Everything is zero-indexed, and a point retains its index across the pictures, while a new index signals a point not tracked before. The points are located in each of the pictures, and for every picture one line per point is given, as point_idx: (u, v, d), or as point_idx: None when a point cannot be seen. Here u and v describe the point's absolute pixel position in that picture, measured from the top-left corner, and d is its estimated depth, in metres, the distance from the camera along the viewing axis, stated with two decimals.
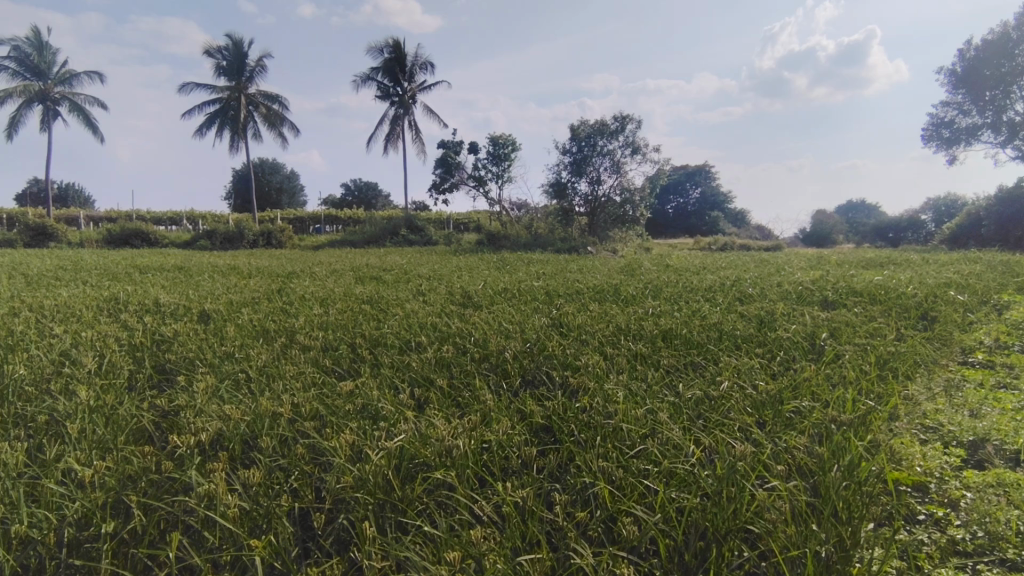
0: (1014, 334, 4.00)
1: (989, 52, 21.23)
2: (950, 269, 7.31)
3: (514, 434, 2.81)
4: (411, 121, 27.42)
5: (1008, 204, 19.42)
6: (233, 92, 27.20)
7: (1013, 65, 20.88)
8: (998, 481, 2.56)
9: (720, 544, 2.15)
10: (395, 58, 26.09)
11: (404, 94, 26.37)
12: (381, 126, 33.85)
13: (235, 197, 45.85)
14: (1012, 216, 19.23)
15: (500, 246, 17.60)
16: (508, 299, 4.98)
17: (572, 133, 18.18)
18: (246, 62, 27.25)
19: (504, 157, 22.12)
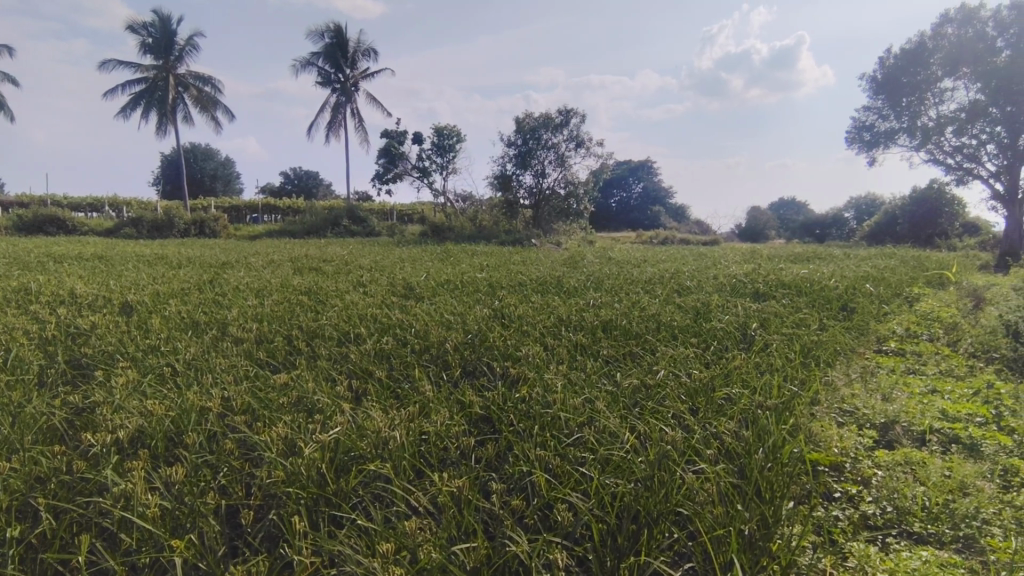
0: (923, 325, 4.33)
1: (906, 61, 20.22)
2: (867, 263, 7.76)
3: (453, 425, 2.80)
4: (354, 110, 26.71)
5: (919, 203, 20.88)
6: (160, 71, 25.71)
7: (928, 73, 19.85)
8: (905, 459, 2.79)
9: (652, 527, 2.22)
10: (338, 45, 25.34)
11: (346, 81, 25.67)
12: (323, 112, 27.39)
13: (164, 184, 43.28)
14: (925, 215, 20.70)
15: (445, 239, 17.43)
16: (450, 291, 4.94)
17: (517, 125, 18.23)
18: (176, 40, 25.85)
19: (448, 148, 21.88)
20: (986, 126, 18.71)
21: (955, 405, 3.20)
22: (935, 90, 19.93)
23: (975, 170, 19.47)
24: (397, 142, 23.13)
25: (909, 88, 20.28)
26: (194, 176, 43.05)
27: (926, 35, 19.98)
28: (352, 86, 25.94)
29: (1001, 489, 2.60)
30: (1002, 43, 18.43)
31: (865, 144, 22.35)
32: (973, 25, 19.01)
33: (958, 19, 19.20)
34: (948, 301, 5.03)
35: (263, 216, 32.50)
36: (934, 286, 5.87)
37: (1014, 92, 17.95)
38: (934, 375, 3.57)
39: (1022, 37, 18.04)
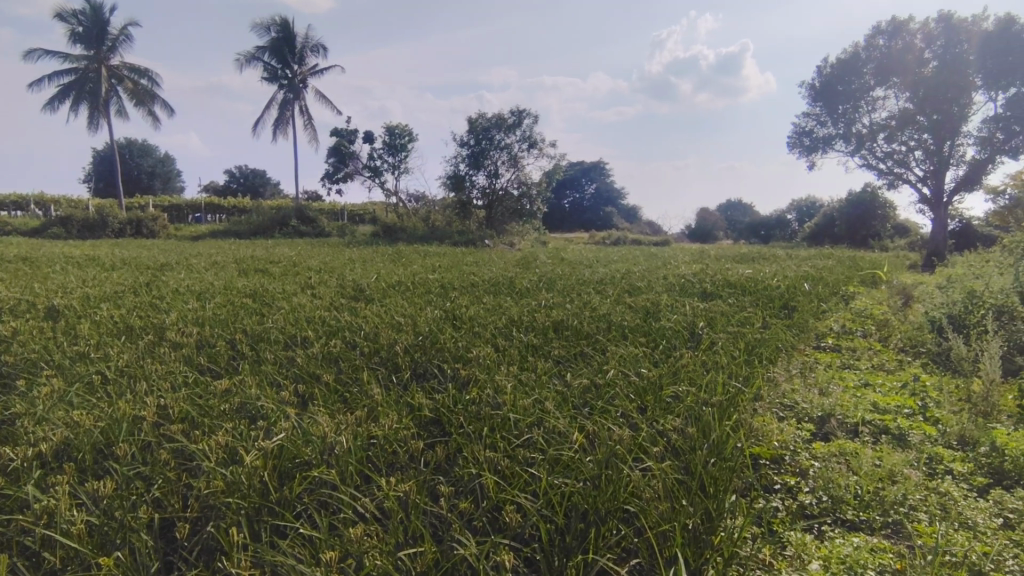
0: (858, 322, 4.56)
1: (841, 71, 21.13)
2: (808, 263, 8.09)
3: (401, 428, 2.74)
4: (303, 107, 26.03)
5: (854, 206, 22.01)
6: (91, 62, 24.41)
7: (862, 82, 20.79)
8: (840, 451, 2.92)
9: (600, 525, 2.24)
10: (285, 39, 24.62)
11: (293, 77, 24.99)
12: (270, 109, 26.55)
13: (98, 180, 40.97)
14: (859, 217, 21.81)
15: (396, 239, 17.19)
16: (402, 292, 4.88)
17: (469, 125, 18.19)
18: (108, 30, 24.59)
19: (400, 147, 21.56)
20: (914, 133, 19.75)
21: (886, 398, 3.37)
22: (868, 98, 20.90)
23: (904, 174, 20.59)
24: (347, 141, 22.64)
25: (845, 96, 21.17)
26: (129, 174, 40.97)
27: (860, 46, 20.92)
28: (300, 82, 25.31)
29: (926, 476, 2.76)
30: (928, 55, 19.46)
31: (804, 149, 23.24)
32: (903, 37, 19.96)
33: (889, 31, 20.13)
34: (880, 299, 5.33)
35: (206, 216, 31.23)
36: (868, 284, 6.19)
37: (940, 102, 19.03)
38: (867, 369, 3.76)
39: (947, 50, 19.07)
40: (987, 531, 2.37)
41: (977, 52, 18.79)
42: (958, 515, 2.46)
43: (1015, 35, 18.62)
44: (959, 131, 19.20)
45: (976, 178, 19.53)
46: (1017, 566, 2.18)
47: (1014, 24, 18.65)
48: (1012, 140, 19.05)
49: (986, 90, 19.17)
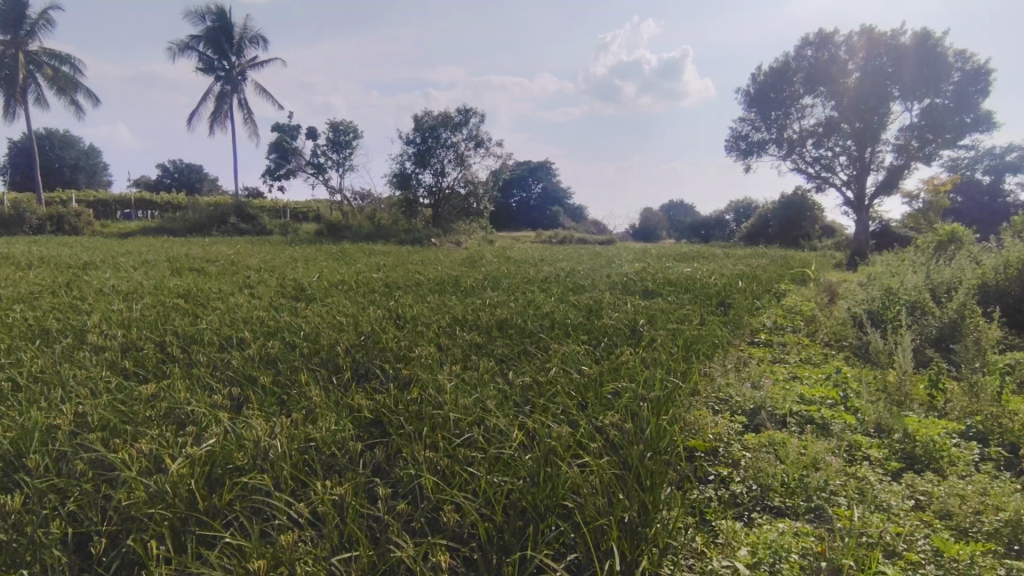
0: (788, 318, 4.81)
1: (772, 79, 21.95)
2: (744, 262, 8.41)
3: (340, 430, 2.68)
4: (242, 100, 25.05)
5: (785, 207, 22.96)
6: (6, 46, 22.78)
7: (792, 90, 21.71)
8: (769, 441, 3.05)
9: (538, 522, 2.26)
10: (220, 28, 23.64)
11: (231, 68, 24.05)
12: (206, 101, 25.42)
13: (13, 173, 38.05)
14: (791, 219, 22.85)
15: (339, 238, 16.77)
16: (344, 292, 4.79)
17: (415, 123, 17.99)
18: (27, 13, 23.02)
19: (344, 143, 21.12)
20: (839, 140, 20.96)
21: (812, 390, 3.56)
22: (798, 105, 21.84)
23: (830, 178, 21.70)
24: (289, 137, 21.93)
25: (777, 103, 22.05)
26: (49, 166, 38.19)
27: (789, 56, 21.85)
28: (239, 75, 24.37)
29: (846, 462, 2.93)
30: (852, 66, 20.60)
31: (740, 153, 23.73)
32: (828, 49, 21.00)
33: (816, 43, 21.13)
34: (809, 296, 5.62)
35: (138, 212, 29.56)
36: (798, 283, 6.50)
37: (862, 111, 20.20)
38: (795, 363, 3.96)
39: (868, 62, 20.24)
40: (900, 513, 2.55)
41: (895, 65, 20.00)
42: (874, 498, 2.63)
43: (931, 50, 19.82)
44: (879, 139, 20.45)
45: (893, 183, 20.91)
46: (926, 545, 2.35)
47: (930, 39, 19.88)
48: (925, 147, 20.53)
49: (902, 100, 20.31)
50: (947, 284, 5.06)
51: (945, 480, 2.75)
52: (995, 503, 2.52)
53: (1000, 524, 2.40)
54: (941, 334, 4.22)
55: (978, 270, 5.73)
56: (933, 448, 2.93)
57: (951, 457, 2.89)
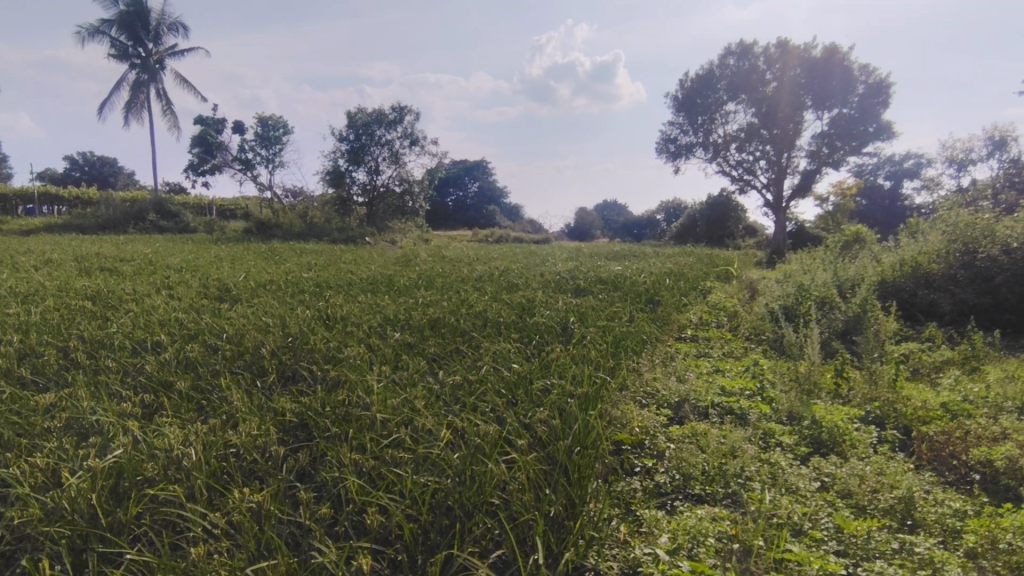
0: (713, 314, 5.06)
1: (698, 85, 22.69)
2: (672, 261, 8.71)
3: (261, 434, 2.59)
4: (160, 90, 23.60)
5: (712, 208, 24.01)
6: None
7: (716, 97, 22.53)
8: (692, 432, 3.18)
9: (466, 521, 2.27)
10: (136, 13, 22.22)
11: (148, 56, 22.65)
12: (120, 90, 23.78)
13: None
14: (717, 219, 23.91)
15: (270, 236, 16.20)
16: (272, 292, 4.64)
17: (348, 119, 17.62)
18: None
19: (275, 139, 20.36)
20: (760, 146, 22.05)
21: (732, 382, 3.76)
22: (722, 111, 22.71)
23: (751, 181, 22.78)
24: (213, 131, 20.85)
25: (703, 108, 22.81)
26: None
27: (713, 64, 22.65)
28: (155, 63, 22.95)
29: (761, 449, 3.11)
30: (769, 76, 21.64)
31: (670, 155, 24.45)
32: (749, 59, 21.97)
33: (737, 52, 22.05)
34: (732, 293, 5.93)
35: (38, 207, 27.35)
36: (721, 280, 6.83)
37: (779, 119, 21.33)
38: (718, 357, 4.18)
39: (784, 72, 21.36)
40: (806, 494, 2.73)
41: (808, 76, 21.27)
42: (784, 482, 2.81)
43: (838, 63, 21.25)
44: (794, 144, 21.71)
45: (808, 187, 22.20)
46: (828, 523, 2.53)
47: (839, 53, 21.24)
48: (834, 154, 21.95)
49: (815, 110, 21.68)
50: (851, 281, 5.47)
51: (848, 462, 2.97)
52: (889, 482, 2.75)
53: (894, 501, 2.62)
54: (846, 327, 4.55)
55: (878, 266, 6.24)
56: (838, 433, 3.16)
57: (853, 440, 3.12)
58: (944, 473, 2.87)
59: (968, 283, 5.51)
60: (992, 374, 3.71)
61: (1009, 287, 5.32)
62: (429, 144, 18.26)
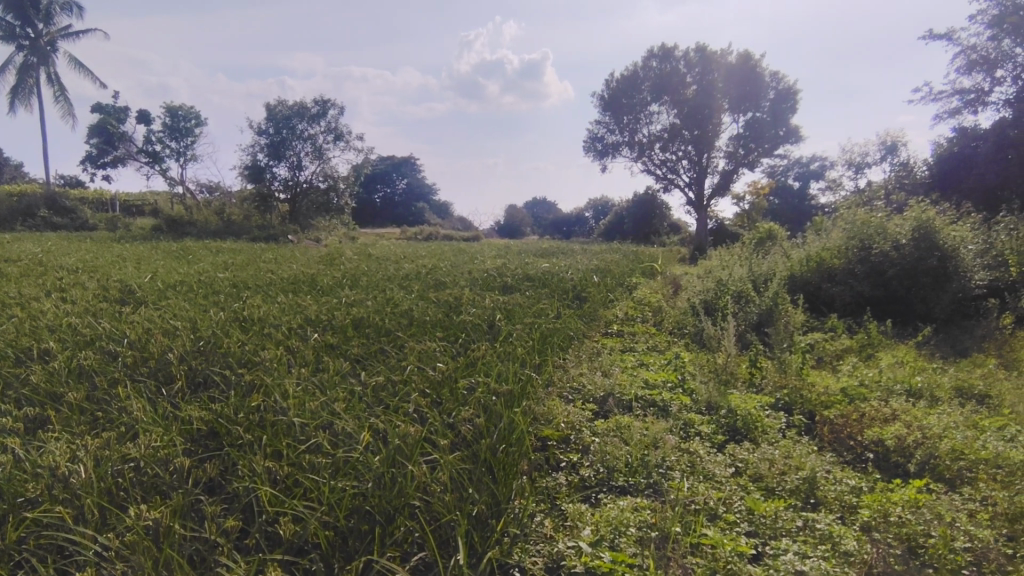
0: (638, 309, 5.25)
1: (622, 85, 23.35)
2: (597, 257, 8.93)
3: (163, 445, 2.43)
4: (53, 76, 21.67)
5: (639, 205, 24.77)
6: None
7: (640, 98, 23.25)
8: (615, 425, 3.26)
9: (387, 525, 2.22)
10: None
11: (38, 38, 20.75)
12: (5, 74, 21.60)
13: None
14: (642, 216, 24.70)
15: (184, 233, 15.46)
16: (182, 294, 4.38)
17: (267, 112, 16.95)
18: None
19: (185, 130, 19.19)
20: (681, 146, 22.94)
21: (655, 375, 3.90)
22: (645, 112, 23.45)
23: (675, 180, 23.67)
24: (114, 120, 19.34)
25: (628, 109, 23.48)
26: None
27: (637, 66, 23.34)
28: (47, 45, 21.08)
29: (681, 439, 3.21)
30: (689, 79, 22.58)
31: (597, 153, 24.96)
32: (670, 62, 22.80)
33: (659, 55, 22.85)
34: (656, 288, 6.18)
35: None
36: (646, 276, 7.09)
37: (699, 120, 22.28)
38: (642, 351, 4.33)
39: (702, 76, 22.35)
40: (722, 480, 2.85)
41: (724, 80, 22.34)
42: (702, 469, 2.92)
43: (751, 70, 22.49)
44: (713, 145, 22.71)
45: (725, 186, 23.36)
46: (741, 505, 2.66)
47: (751, 60, 22.47)
48: (748, 155, 23.19)
49: (731, 112, 22.81)
50: (764, 276, 5.80)
51: (759, 447, 3.13)
52: (795, 463, 2.92)
53: (800, 481, 2.79)
54: (760, 320, 4.81)
55: (788, 261, 6.59)
56: (750, 420, 3.33)
57: (764, 426, 3.30)
58: (844, 452, 3.09)
59: (864, 277, 5.98)
60: (883, 360, 4.03)
61: (898, 280, 5.84)
62: (355, 140, 17.79)
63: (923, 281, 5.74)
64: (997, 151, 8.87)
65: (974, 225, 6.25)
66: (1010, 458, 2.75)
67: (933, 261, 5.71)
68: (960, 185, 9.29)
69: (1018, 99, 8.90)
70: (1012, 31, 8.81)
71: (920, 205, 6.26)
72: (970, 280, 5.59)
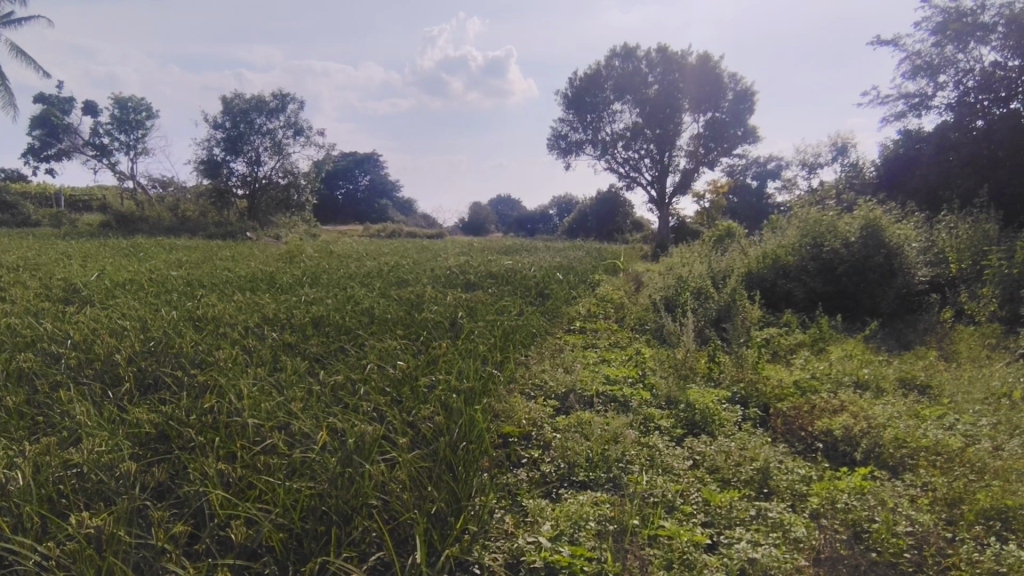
0: (600, 306, 5.34)
1: (585, 84, 23.55)
2: (560, 254, 9.01)
3: (110, 450, 2.36)
4: None
5: (602, 203, 25.06)
6: None
7: (602, 96, 23.49)
8: (577, 421, 3.29)
9: (344, 525, 2.19)
10: None
11: None
12: None
13: None
14: (605, 213, 24.97)
15: (135, 230, 15.07)
16: (132, 292, 4.24)
17: (224, 105, 16.49)
18: None
19: (133, 123, 18.52)
20: (643, 144, 23.27)
21: (617, 371, 3.96)
22: (608, 110, 23.69)
23: (638, 178, 23.98)
24: (58, 111, 18.52)
25: (591, 107, 23.68)
26: None
27: (600, 64, 23.55)
28: None
29: (641, 434, 3.27)
30: (651, 79, 22.91)
31: (560, 151, 25.09)
32: (632, 62, 23.10)
33: (621, 54, 23.11)
34: (618, 285, 6.29)
35: None
36: (609, 273, 7.18)
37: (660, 119, 22.64)
38: (603, 347, 4.39)
39: (663, 76, 22.71)
40: (680, 472, 2.91)
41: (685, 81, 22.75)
42: (660, 463, 2.97)
43: (711, 71, 22.92)
44: (674, 144, 23.11)
45: (686, 185, 23.80)
46: (698, 497, 2.72)
47: (711, 61, 22.90)
48: (708, 154, 23.69)
49: (692, 112, 23.21)
50: (722, 273, 5.95)
51: (716, 440, 3.21)
52: (749, 454, 3.01)
53: (754, 472, 2.87)
54: (718, 316, 4.93)
55: (745, 259, 6.73)
56: (707, 414, 3.41)
57: (721, 420, 3.38)
58: (795, 443, 3.20)
59: (817, 273, 6.18)
60: (833, 354, 4.19)
61: (848, 277, 6.05)
62: (317, 135, 17.47)
63: (871, 277, 5.99)
64: (939, 154, 9.21)
65: (917, 224, 6.56)
66: (948, 446, 2.88)
67: (880, 258, 5.97)
68: (907, 185, 9.69)
69: (960, 103, 9.29)
70: (955, 38, 9.20)
71: (868, 205, 6.51)
72: (914, 277, 5.96)
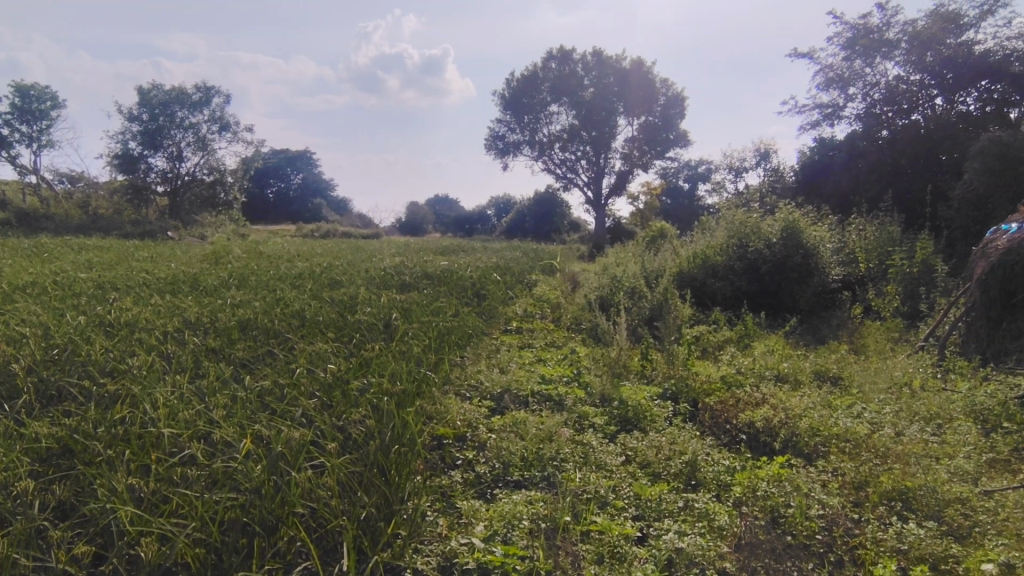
0: (537, 306, 5.42)
1: (522, 85, 23.77)
2: (496, 255, 9.04)
3: (5, 468, 2.18)
4: None
5: (539, 203, 25.42)
6: None
7: (539, 98, 23.77)
8: (512, 421, 3.31)
9: (268, 536, 2.11)
10: None
11: None
12: None
13: None
14: (543, 213, 25.35)
15: (38, 229, 13.86)
16: (35, 297, 3.93)
17: (140, 97, 15.56)
18: None
19: (35, 112, 17.12)
20: (579, 146, 23.71)
21: (552, 370, 4.02)
22: (545, 112, 23.97)
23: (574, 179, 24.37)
24: None
25: (528, 108, 23.90)
26: None
27: (537, 66, 23.84)
28: None
29: (575, 432, 3.32)
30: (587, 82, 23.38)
31: (498, 152, 25.15)
32: (568, 65, 23.54)
33: (558, 57, 23.52)
34: (555, 286, 6.39)
35: None
36: (546, 273, 7.28)
37: (595, 122, 23.12)
38: (539, 347, 4.45)
39: (599, 79, 23.25)
40: (613, 468, 2.98)
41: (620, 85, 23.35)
42: (594, 460, 3.02)
43: (644, 76, 23.63)
44: (610, 147, 23.64)
45: (622, 186, 24.41)
46: (630, 491, 2.79)
47: (643, 67, 23.66)
48: (643, 156, 24.31)
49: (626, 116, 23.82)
50: (655, 273, 6.14)
51: (647, 435, 3.31)
52: (678, 448, 3.11)
53: (682, 465, 2.97)
54: (651, 314, 5.10)
55: (677, 259, 6.97)
56: (639, 410, 3.51)
57: (652, 415, 3.48)
58: (721, 435, 3.34)
59: (743, 272, 6.48)
60: (756, 349, 4.41)
61: (771, 275, 6.37)
62: (244, 131, 16.82)
63: (791, 276, 6.35)
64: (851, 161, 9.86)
65: (832, 225, 7.01)
66: (856, 433, 3.10)
67: (798, 258, 6.33)
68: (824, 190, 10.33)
69: (868, 114, 9.96)
70: (863, 52, 9.89)
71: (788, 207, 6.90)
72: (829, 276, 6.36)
